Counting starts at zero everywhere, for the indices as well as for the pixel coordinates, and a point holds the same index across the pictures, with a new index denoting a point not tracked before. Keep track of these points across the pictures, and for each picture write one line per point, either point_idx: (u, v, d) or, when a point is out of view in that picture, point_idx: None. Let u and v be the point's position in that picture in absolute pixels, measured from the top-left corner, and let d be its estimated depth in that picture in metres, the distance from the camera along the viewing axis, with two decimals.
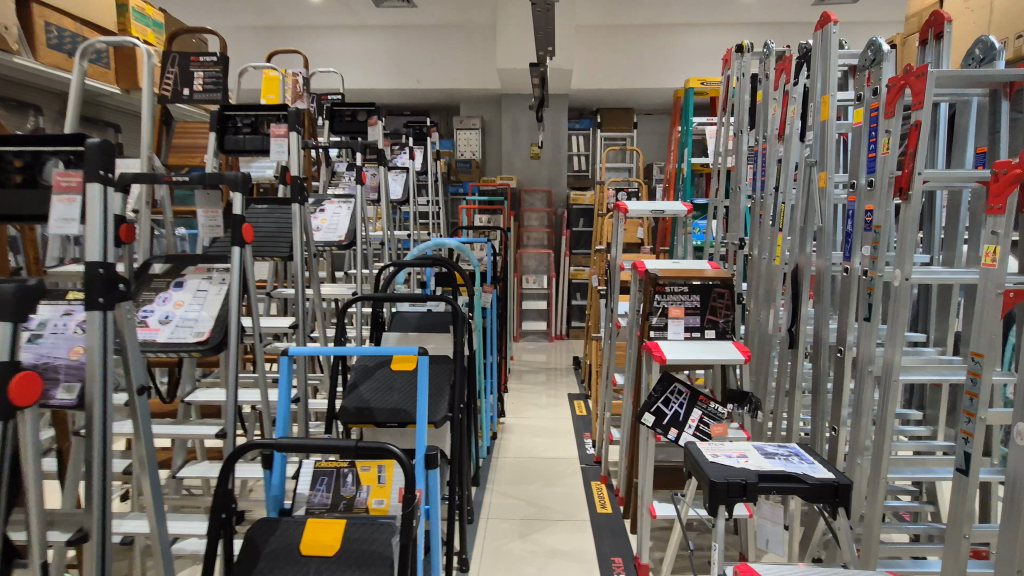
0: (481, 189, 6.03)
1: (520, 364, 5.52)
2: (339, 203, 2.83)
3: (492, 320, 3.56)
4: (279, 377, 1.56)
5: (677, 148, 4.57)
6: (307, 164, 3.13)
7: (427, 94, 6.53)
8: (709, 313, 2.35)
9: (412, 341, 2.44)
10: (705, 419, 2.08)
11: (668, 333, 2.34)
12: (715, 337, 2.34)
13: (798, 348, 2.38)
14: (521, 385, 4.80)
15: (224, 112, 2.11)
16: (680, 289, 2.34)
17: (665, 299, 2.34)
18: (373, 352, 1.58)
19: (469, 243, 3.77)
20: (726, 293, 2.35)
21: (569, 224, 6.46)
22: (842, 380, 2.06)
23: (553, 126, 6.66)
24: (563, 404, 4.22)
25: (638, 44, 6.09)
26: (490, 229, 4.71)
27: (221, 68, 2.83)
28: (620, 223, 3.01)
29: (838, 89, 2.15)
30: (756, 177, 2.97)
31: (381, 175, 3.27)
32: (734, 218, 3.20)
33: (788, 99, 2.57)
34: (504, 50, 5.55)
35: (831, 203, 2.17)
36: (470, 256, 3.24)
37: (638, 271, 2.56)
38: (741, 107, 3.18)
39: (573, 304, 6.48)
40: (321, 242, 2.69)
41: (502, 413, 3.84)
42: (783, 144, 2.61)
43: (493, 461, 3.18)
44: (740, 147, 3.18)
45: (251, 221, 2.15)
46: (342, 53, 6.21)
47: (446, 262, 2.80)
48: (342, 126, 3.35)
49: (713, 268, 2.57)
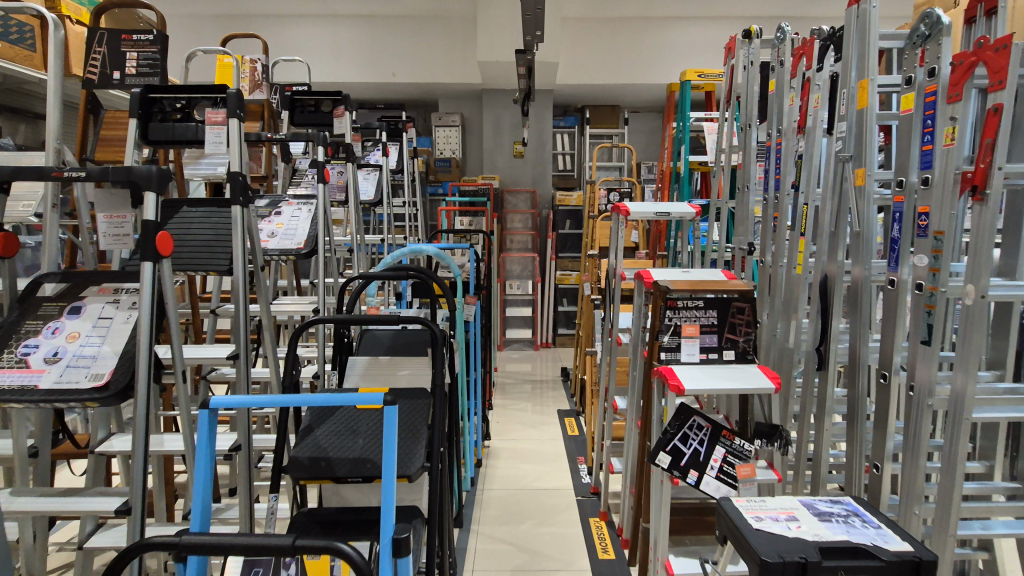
0: (462, 189, 5.70)
1: (505, 375, 5.19)
2: (298, 205, 2.46)
3: (475, 334, 3.21)
4: (198, 435, 1.15)
5: (672, 146, 4.29)
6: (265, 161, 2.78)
7: (404, 89, 6.16)
8: (728, 331, 2.04)
9: (383, 367, 2.07)
10: (730, 458, 1.76)
11: (681, 354, 2.02)
12: (735, 359, 2.04)
13: (828, 369, 2.09)
14: (506, 400, 4.47)
15: (147, 94, 1.73)
16: (693, 305, 2.03)
17: (677, 316, 2.03)
18: (326, 399, 1.23)
19: (450, 249, 3.40)
20: (746, 308, 2.04)
21: (555, 226, 6.15)
22: (888, 409, 1.78)
23: (538, 123, 6.34)
24: (553, 423, 3.89)
25: (626, 38, 5.81)
26: (471, 232, 4.37)
27: (159, 48, 2.44)
28: (619, 227, 2.69)
29: (878, 72, 1.87)
30: (767, 175, 2.70)
31: (350, 173, 2.90)
32: (742, 222, 2.92)
33: (810, 86, 2.29)
34: (485, 41, 5.21)
35: (870, 203, 1.89)
36: (452, 265, 2.87)
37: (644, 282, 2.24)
38: (750, 98, 2.90)
39: (559, 310, 6.18)
40: (276, 251, 2.30)
41: (486, 436, 3.49)
42: (804, 137, 2.32)
43: (478, 495, 2.84)
44: (747, 143, 2.91)
45: (181, 226, 1.75)
46: (311, 44, 5.79)
47: (424, 272, 2.44)
48: (305, 117, 2.95)
49: (729, 277, 2.26)
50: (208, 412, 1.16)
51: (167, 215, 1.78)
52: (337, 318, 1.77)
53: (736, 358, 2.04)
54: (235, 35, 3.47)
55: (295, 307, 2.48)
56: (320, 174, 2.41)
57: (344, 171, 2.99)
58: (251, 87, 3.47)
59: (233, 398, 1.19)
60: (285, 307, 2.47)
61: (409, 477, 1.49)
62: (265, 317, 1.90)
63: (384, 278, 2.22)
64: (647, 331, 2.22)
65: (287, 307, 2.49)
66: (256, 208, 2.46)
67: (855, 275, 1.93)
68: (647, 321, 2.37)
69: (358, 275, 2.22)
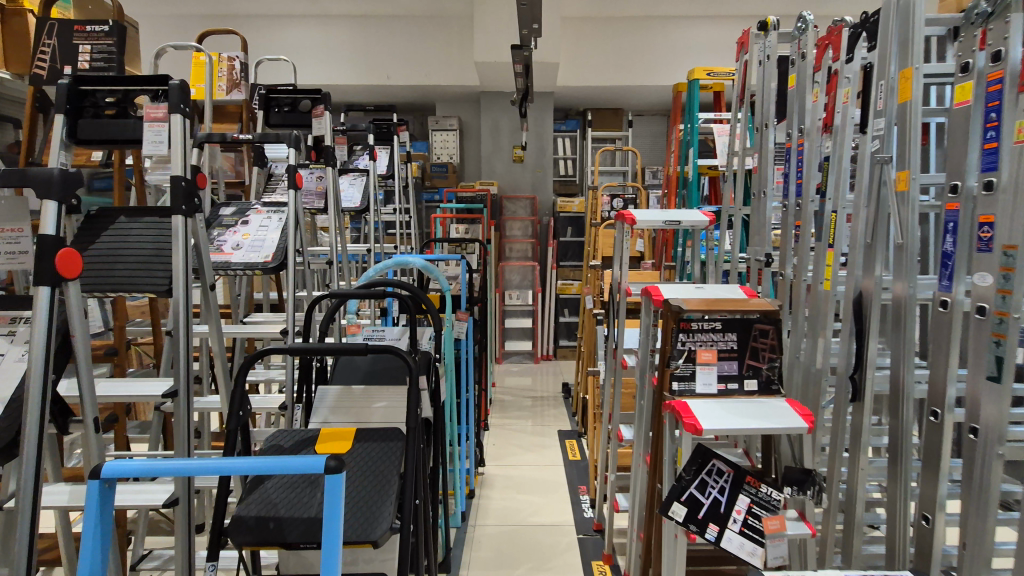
0: (459, 196, 5.47)
1: (503, 391, 4.93)
2: (268, 213, 2.23)
3: (468, 352, 2.97)
4: (85, 515, 0.89)
5: (679, 149, 4.04)
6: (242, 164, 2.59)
7: (399, 92, 5.95)
8: (749, 357, 1.79)
9: (356, 398, 1.82)
10: (756, 509, 1.50)
11: (696, 384, 1.77)
12: (759, 390, 1.79)
13: (863, 400, 1.83)
14: (503, 419, 4.21)
15: (78, 85, 1.50)
16: (709, 327, 1.78)
17: (691, 340, 1.77)
18: (254, 468, 0.92)
19: (440, 259, 3.11)
20: (771, 331, 1.79)
21: (556, 234, 5.91)
22: (939, 449, 1.52)
23: (538, 127, 6.10)
24: (553, 446, 3.62)
25: (630, 37, 5.58)
26: (467, 241, 4.12)
27: (115, 40, 2.24)
28: (622, 237, 2.45)
29: (924, 61, 1.63)
30: (786, 179, 2.47)
31: (329, 177, 2.66)
32: (759, 231, 2.67)
33: (838, 80, 2.04)
34: (482, 41, 4.98)
35: (915, 210, 1.64)
36: (441, 279, 2.61)
37: (653, 298, 1.99)
38: (767, 95, 2.65)
39: (560, 321, 5.92)
40: (240, 265, 2.06)
41: (480, 462, 3.23)
42: (831, 137, 2.09)
43: (469, 533, 2.58)
44: (763, 144, 2.67)
45: (117, 239, 1.51)
46: (303, 45, 5.58)
47: (410, 287, 2.19)
48: (281, 117, 2.72)
49: (749, 294, 2.00)
50: (100, 483, 0.91)
51: (100, 227, 1.54)
52: (295, 347, 1.51)
53: (759, 389, 1.79)
54: (211, 32, 3.25)
55: (262, 329, 2.22)
56: (290, 177, 2.17)
57: (323, 177, 2.74)
58: (229, 87, 3.26)
59: (133, 462, 0.93)
60: (253, 330, 2.20)
61: (373, 543, 1.24)
62: (215, 339, 1.65)
63: (358, 295, 1.97)
64: (657, 354, 1.97)
65: (254, 329, 2.22)
66: (220, 216, 2.23)
67: (896, 292, 1.67)
68: (656, 343, 2.12)
69: (329, 293, 1.96)
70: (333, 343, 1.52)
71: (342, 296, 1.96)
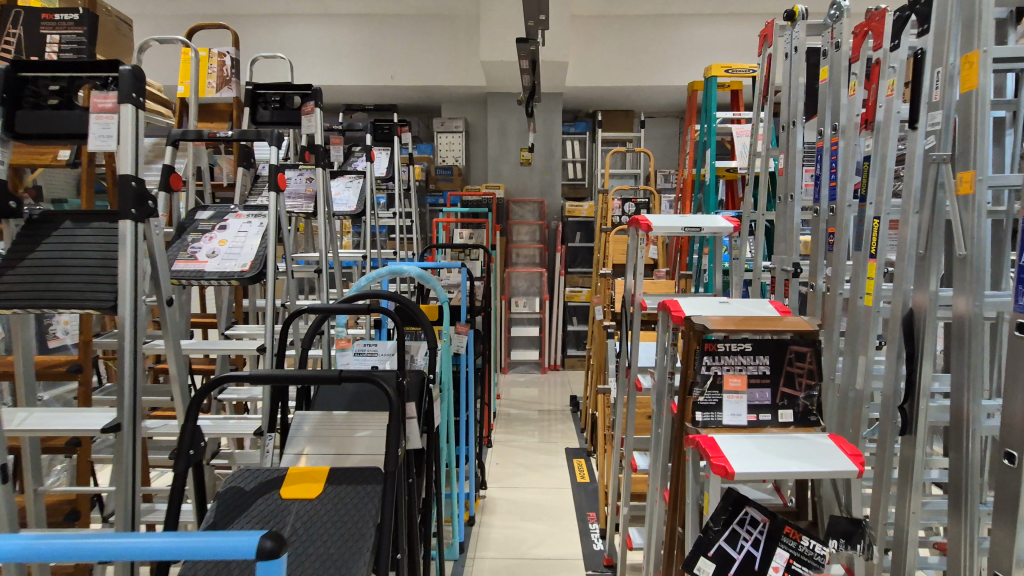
0: (463, 200, 5.27)
1: (508, 403, 4.72)
2: (248, 217, 2.04)
3: (469, 367, 2.76)
4: None
5: (694, 151, 3.83)
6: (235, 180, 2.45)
7: (404, 93, 5.78)
8: (784, 384, 1.58)
9: (338, 427, 1.61)
10: (796, 566, 1.26)
11: (723, 415, 1.56)
12: (793, 421, 1.58)
13: (915, 435, 1.60)
14: (507, 434, 4.00)
15: (18, 72, 1.32)
16: (737, 350, 1.57)
17: (717, 364, 1.56)
18: (163, 553, 0.73)
19: (440, 267, 2.90)
20: (808, 354, 1.57)
21: (565, 239, 5.71)
22: (1015, 501, 1.28)
23: (546, 128, 5.90)
24: (560, 466, 3.40)
25: (641, 35, 5.36)
26: (471, 247, 3.92)
27: (85, 29, 2.05)
28: (635, 244, 2.25)
29: (991, 43, 1.40)
30: (816, 181, 2.25)
31: (319, 178, 2.46)
32: (786, 237, 2.44)
33: (880, 70, 1.81)
34: (487, 39, 4.79)
35: (982, 216, 1.41)
36: (438, 289, 2.40)
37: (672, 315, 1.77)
38: (796, 91, 2.43)
39: (569, 330, 5.72)
40: (215, 275, 1.87)
41: (482, 485, 3.02)
42: (871, 135, 1.86)
43: (467, 567, 2.37)
44: (790, 144, 2.45)
45: (62, 248, 1.33)
46: (304, 44, 5.43)
47: (402, 299, 1.99)
48: (269, 115, 2.54)
49: (782, 310, 1.78)
50: None
51: (44, 233, 1.36)
52: (258, 374, 1.30)
53: (795, 420, 1.58)
54: (200, 26, 3.09)
55: (237, 345, 1.98)
56: (273, 178, 1.98)
57: (312, 178, 2.54)
58: (219, 85, 3.06)
59: (22, 537, 0.75)
60: (228, 346, 1.97)
61: None
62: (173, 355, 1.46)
63: (341, 309, 1.76)
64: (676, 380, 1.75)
65: (229, 345, 1.98)
66: (196, 220, 2.04)
67: (958, 309, 1.45)
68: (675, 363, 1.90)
69: (307, 308, 1.75)
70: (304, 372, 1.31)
71: (324, 310, 1.75)
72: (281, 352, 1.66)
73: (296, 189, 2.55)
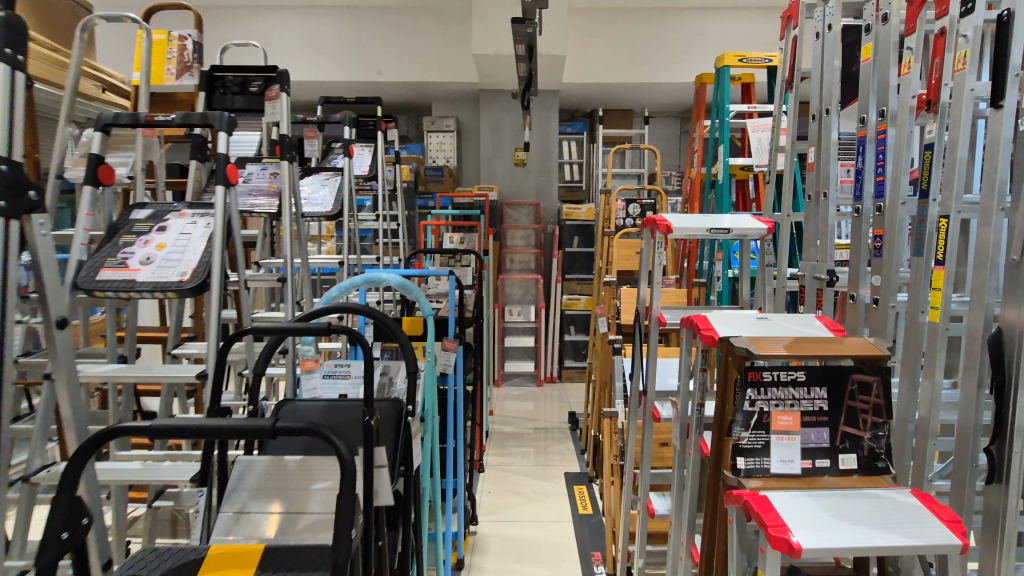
0: (455, 202, 4.97)
1: (502, 419, 4.40)
2: (193, 216, 1.72)
3: (458, 388, 2.44)
4: None
5: (704, 149, 3.54)
6: (193, 182, 2.14)
7: (392, 90, 5.48)
8: (845, 423, 1.27)
9: (288, 477, 1.28)
10: None
11: (771, 461, 1.25)
12: (857, 468, 1.27)
13: (1006, 487, 1.30)
14: (501, 455, 3.68)
15: None
16: (788, 380, 1.26)
17: (763, 399, 1.25)
18: None
19: (426, 275, 2.57)
20: (875, 385, 1.26)
21: (561, 244, 5.41)
22: None
23: (542, 127, 5.62)
24: (560, 494, 3.09)
25: (642, 29, 5.09)
26: (462, 253, 3.60)
27: None
28: (648, 249, 1.95)
29: None
30: (856, 176, 1.97)
31: (284, 172, 2.13)
32: (820, 240, 2.14)
33: (945, 41, 1.53)
34: (479, 32, 4.50)
35: None
36: (422, 301, 2.08)
37: (702, 335, 1.46)
38: (831, 74, 2.14)
39: (566, 339, 5.41)
40: (146, 285, 1.54)
41: (473, 519, 2.70)
42: (934, 118, 1.58)
43: None
44: (823, 135, 2.17)
45: None
46: (286, 37, 5.12)
47: (375, 313, 1.66)
48: (227, 101, 2.21)
49: (836, 330, 1.47)
50: None
51: None
52: (165, 425, 0.98)
53: (859, 467, 1.27)
54: (159, 6, 2.77)
55: (177, 372, 1.62)
56: (223, 168, 1.65)
57: (277, 173, 2.21)
58: (178, 71, 2.74)
59: None
60: (165, 373, 1.61)
61: None
62: (63, 398, 1.31)
63: (300, 329, 1.41)
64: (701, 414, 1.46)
65: (168, 372, 1.64)
66: (131, 220, 1.72)
67: None
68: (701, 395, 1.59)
69: (254, 328, 1.39)
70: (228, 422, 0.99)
71: (278, 331, 1.40)
72: (220, 383, 1.33)
73: (258, 184, 2.21)
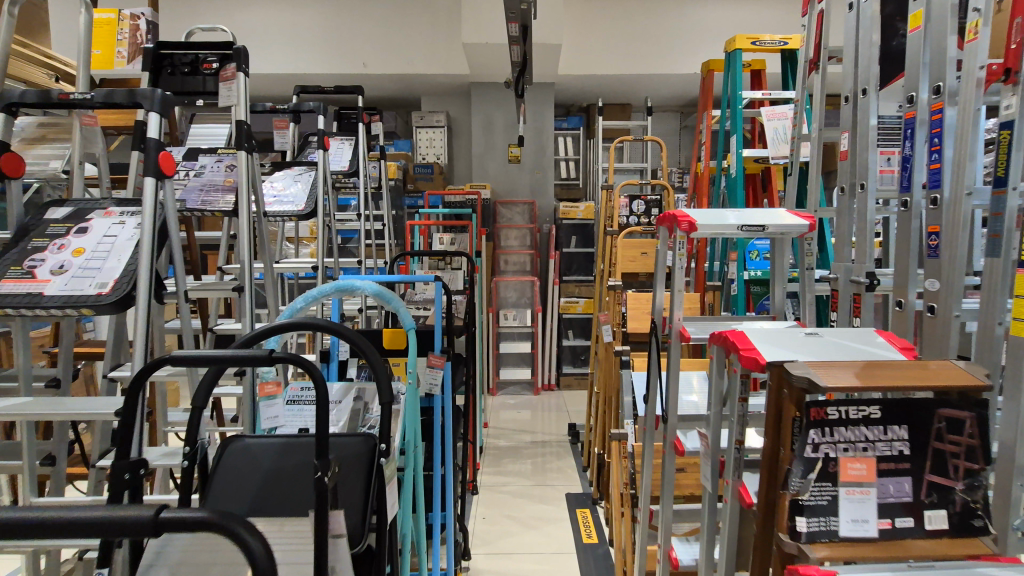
0: (445, 200, 4.69)
1: (497, 432, 4.11)
2: (121, 215, 1.43)
3: (447, 408, 2.17)
4: None
5: (712, 141, 3.28)
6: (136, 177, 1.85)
7: (378, 83, 5.19)
8: (931, 470, 1.00)
9: (219, 552, 0.99)
10: None
11: (839, 522, 0.98)
12: (947, 528, 0.99)
13: None
14: (497, 473, 3.40)
15: None
16: (858, 418, 0.99)
17: (829, 442, 0.98)
18: None
19: (409, 281, 2.29)
20: (969, 422, 0.99)
21: (558, 244, 5.15)
22: None
23: (537, 122, 5.35)
24: (561, 519, 2.81)
25: (641, 18, 4.81)
26: (452, 255, 3.32)
27: None
28: (665, 250, 1.68)
29: None
30: (903, 164, 1.71)
31: (242, 164, 1.84)
32: (858, 237, 1.88)
33: None
34: (469, 20, 4.22)
35: None
36: (402, 312, 1.77)
37: (744, 360, 1.17)
38: (867, 49, 1.88)
39: (564, 344, 5.15)
40: (56, 301, 1.26)
41: (465, 553, 2.42)
42: (1012, 92, 1.31)
43: None
44: (859, 120, 1.90)
45: None
46: (263, 27, 4.81)
47: (342, 330, 1.37)
48: (177, 82, 1.92)
49: (908, 351, 1.19)
50: None
51: None
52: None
53: (949, 526, 1.00)
54: None
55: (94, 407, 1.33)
56: (155, 154, 1.36)
57: (234, 165, 1.92)
58: (132, 54, 2.44)
59: None
60: (82, 408, 1.33)
61: None
62: None
63: (236, 359, 1.06)
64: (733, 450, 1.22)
65: (85, 407, 1.34)
66: (45, 221, 1.43)
67: None
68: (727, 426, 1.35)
69: (176, 356, 1.04)
70: (79, 514, 0.70)
71: (205, 360, 1.05)
72: (131, 432, 1.00)
73: (213, 178, 1.91)
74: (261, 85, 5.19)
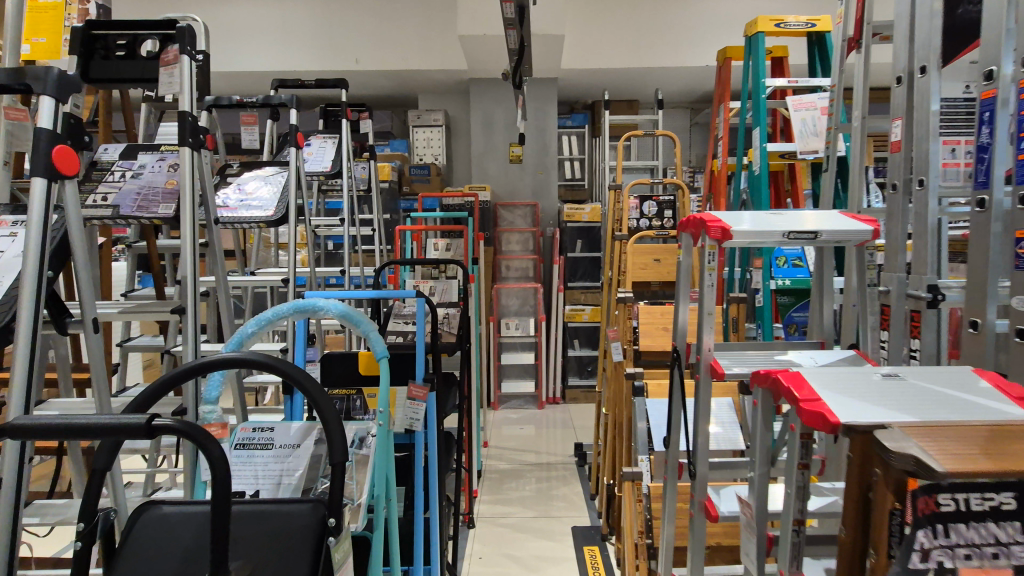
0: (443, 203, 4.42)
1: (498, 451, 3.81)
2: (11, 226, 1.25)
3: (433, 444, 1.88)
4: None
5: (730, 136, 2.98)
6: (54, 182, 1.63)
7: (372, 81, 4.92)
8: None
9: None
10: None
11: None
12: None
13: None
14: (496, 502, 3.09)
15: None
16: (985, 510, 0.68)
17: (944, 547, 0.67)
18: None
19: (389, 297, 1.99)
20: None
21: (563, 248, 4.85)
22: None
23: (539, 120, 5.06)
24: (567, 559, 2.50)
25: (650, 8, 4.51)
26: (446, 263, 3.04)
27: None
28: (689, 262, 1.38)
29: None
30: (978, 154, 1.40)
31: (185, 162, 1.57)
32: (919, 244, 1.57)
33: None
34: (465, 11, 3.94)
35: None
36: (372, 338, 1.46)
37: (814, 420, 0.86)
38: (927, 20, 1.57)
39: (570, 355, 4.84)
40: None
41: None
42: None
43: None
44: (917, 105, 1.59)
45: None
46: (249, 23, 4.55)
47: (288, 373, 1.07)
48: (110, 67, 1.64)
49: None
50: None
51: None
52: None
53: None
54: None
55: None
56: (46, 150, 1.09)
57: (178, 164, 1.65)
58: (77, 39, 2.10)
59: None
60: None
61: None
62: None
63: (106, 431, 0.75)
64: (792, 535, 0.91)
65: None
66: None
67: None
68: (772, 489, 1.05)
69: (22, 428, 0.75)
70: None
71: (57, 433, 0.74)
72: None
73: (152, 180, 1.63)
74: (249, 84, 4.94)
